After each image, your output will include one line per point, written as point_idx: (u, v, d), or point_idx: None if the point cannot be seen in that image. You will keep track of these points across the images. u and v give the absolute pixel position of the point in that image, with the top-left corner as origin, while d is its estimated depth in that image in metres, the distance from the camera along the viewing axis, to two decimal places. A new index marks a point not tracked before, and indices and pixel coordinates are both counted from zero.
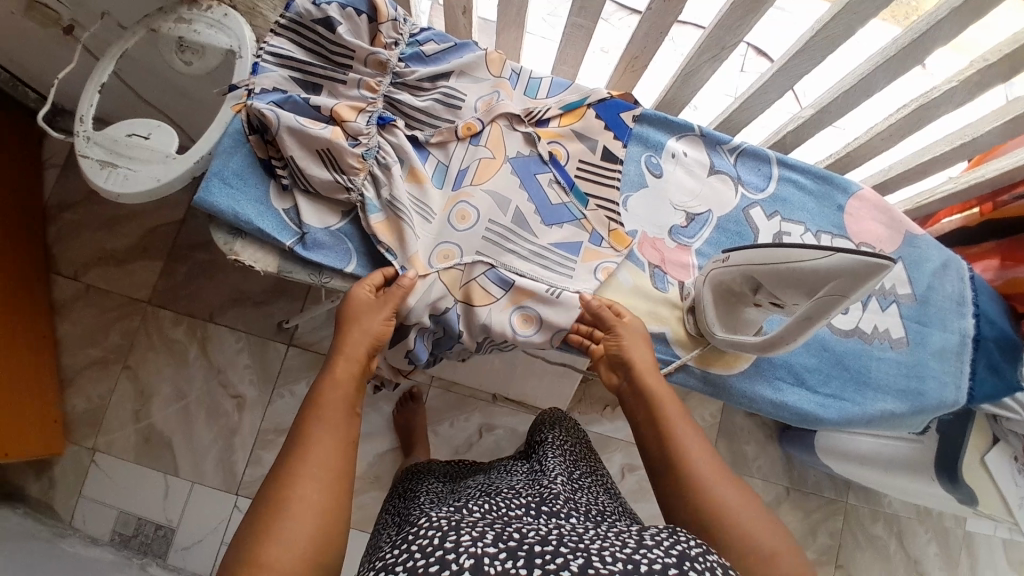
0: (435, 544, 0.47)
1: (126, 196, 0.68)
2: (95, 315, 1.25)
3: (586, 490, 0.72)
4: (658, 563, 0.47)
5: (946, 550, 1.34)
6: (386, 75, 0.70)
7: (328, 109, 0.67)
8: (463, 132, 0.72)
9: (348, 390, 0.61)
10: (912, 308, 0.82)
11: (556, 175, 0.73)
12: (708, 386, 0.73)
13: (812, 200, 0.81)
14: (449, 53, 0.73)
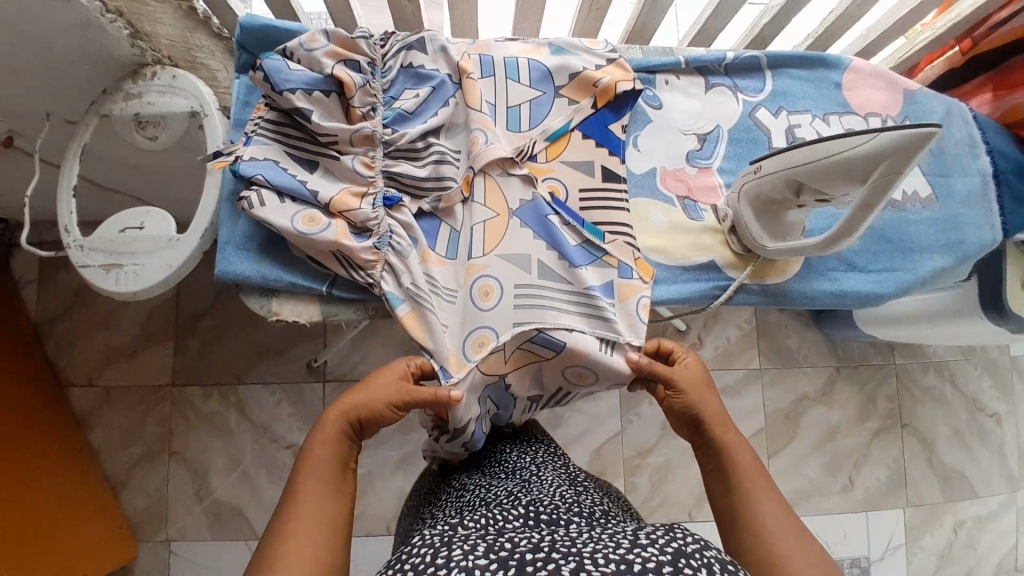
0: (426, 562, 0.45)
1: (143, 292, 0.64)
2: (124, 414, 1.22)
3: (591, 491, 0.67)
4: (651, 562, 0.43)
5: (997, 379, 1.38)
6: (376, 147, 0.65)
7: (329, 201, 0.63)
8: (465, 187, 0.68)
9: (340, 451, 0.59)
10: (931, 163, 0.82)
11: (565, 217, 0.69)
12: (770, 298, 0.73)
13: (810, 86, 0.80)
14: (430, 100, 0.68)
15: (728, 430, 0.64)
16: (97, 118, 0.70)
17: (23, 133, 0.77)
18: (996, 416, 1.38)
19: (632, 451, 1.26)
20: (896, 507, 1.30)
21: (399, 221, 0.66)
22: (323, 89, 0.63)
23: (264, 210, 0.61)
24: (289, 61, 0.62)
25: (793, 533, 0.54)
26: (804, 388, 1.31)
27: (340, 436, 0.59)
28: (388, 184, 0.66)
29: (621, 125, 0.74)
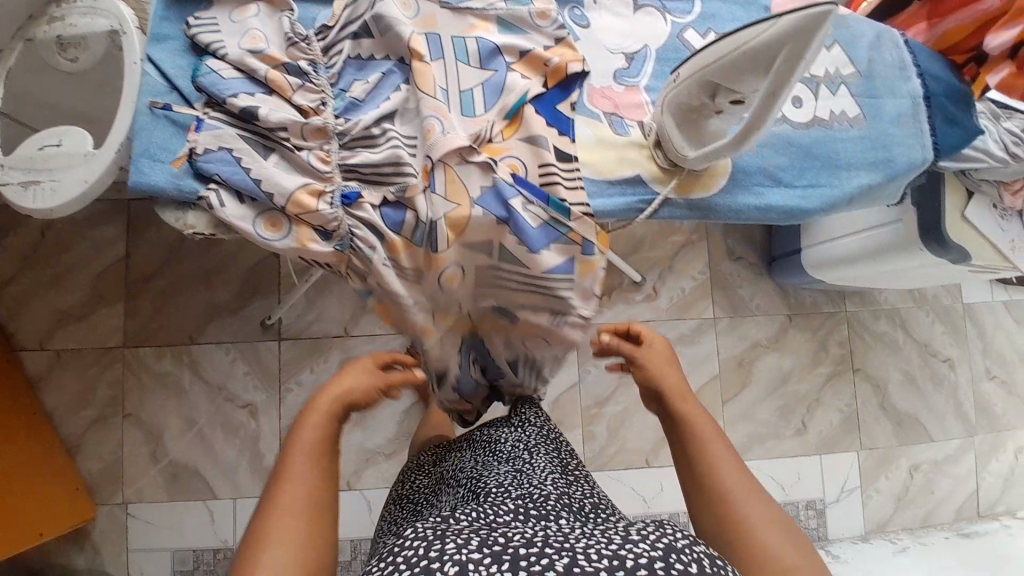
0: (419, 554, 0.46)
1: (62, 208, 0.64)
2: (77, 376, 1.20)
3: (582, 483, 0.73)
4: (643, 557, 0.45)
5: (950, 326, 1.40)
6: (330, 139, 0.66)
7: (287, 198, 0.64)
8: (424, 178, 0.67)
9: (329, 431, 0.57)
10: (860, 85, 0.83)
11: (527, 196, 0.68)
12: (694, 212, 0.74)
13: (738, 8, 0.82)
14: (378, 86, 0.68)
15: (687, 403, 0.66)
16: (22, 43, 0.70)
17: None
18: (948, 361, 1.39)
19: (590, 401, 1.28)
20: (850, 451, 1.32)
21: (364, 219, 0.66)
22: (261, 93, 0.65)
23: (236, 215, 0.64)
24: (222, 71, 0.64)
25: (760, 503, 0.56)
26: (759, 336, 1.32)
27: (330, 420, 0.57)
28: (347, 179, 0.67)
29: (570, 102, 0.72)
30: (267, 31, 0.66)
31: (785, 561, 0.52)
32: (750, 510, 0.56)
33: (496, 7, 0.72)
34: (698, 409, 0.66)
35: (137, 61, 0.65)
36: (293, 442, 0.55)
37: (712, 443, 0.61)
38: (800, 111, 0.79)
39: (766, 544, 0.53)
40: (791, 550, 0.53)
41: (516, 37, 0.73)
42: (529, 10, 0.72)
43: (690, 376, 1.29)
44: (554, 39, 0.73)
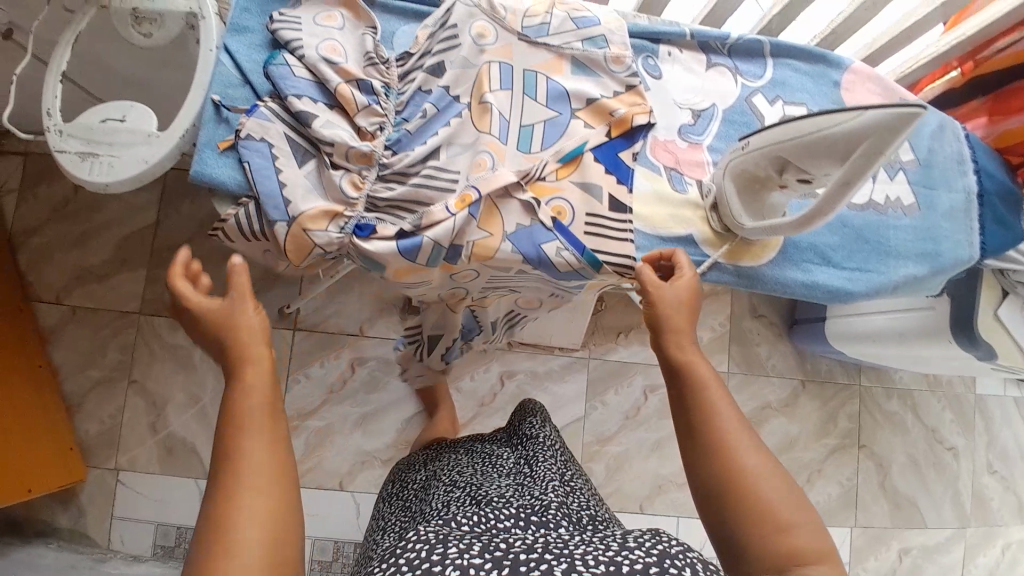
0: (422, 557, 0.53)
1: (115, 185, 0.64)
2: (88, 336, 1.20)
3: (577, 494, 0.86)
4: (638, 563, 0.52)
5: (960, 415, 1.38)
6: (371, 167, 0.66)
7: (301, 214, 0.62)
8: (457, 206, 0.65)
9: (266, 387, 0.55)
10: (917, 173, 0.83)
11: (563, 242, 0.69)
12: (742, 279, 0.74)
13: (808, 80, 0.81)
14: (433, 121, 0.68)
15: (684, 346, 0.63)
16: (95, 8, 0.69)
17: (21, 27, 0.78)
18: (953, 450, 1.38)
19: (593, 437, 1.29)
20: (844, 525, 1.31)
21: (368, 252, 0.64)
22: (324, 103, 0.65)
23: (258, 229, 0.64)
24: (294, 67, 0.65)
25: (761, 457, 0.56)
26: (769, 398, 1.32)
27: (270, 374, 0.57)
28: (369, 212, 0.66)
29: (632, 151, 0.73)
30: (348, 44, 0.67)
31: (790, 518, 0.53)
32: (753, 465, 0.55)
33: (572, 47, 0.73)
34: (698, 352, 0.64)
35: (212, 49, 0.65)
36: (233, 409, 0.53)
37: (711, 387, 0.60)
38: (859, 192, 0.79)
39: (772, 499, 0.54)
40: (792, 506, 0.54)
41: (588, 79, 0.73)
42: (605, 54, 0.73)
43: None
44: (626, 85, 0.74)
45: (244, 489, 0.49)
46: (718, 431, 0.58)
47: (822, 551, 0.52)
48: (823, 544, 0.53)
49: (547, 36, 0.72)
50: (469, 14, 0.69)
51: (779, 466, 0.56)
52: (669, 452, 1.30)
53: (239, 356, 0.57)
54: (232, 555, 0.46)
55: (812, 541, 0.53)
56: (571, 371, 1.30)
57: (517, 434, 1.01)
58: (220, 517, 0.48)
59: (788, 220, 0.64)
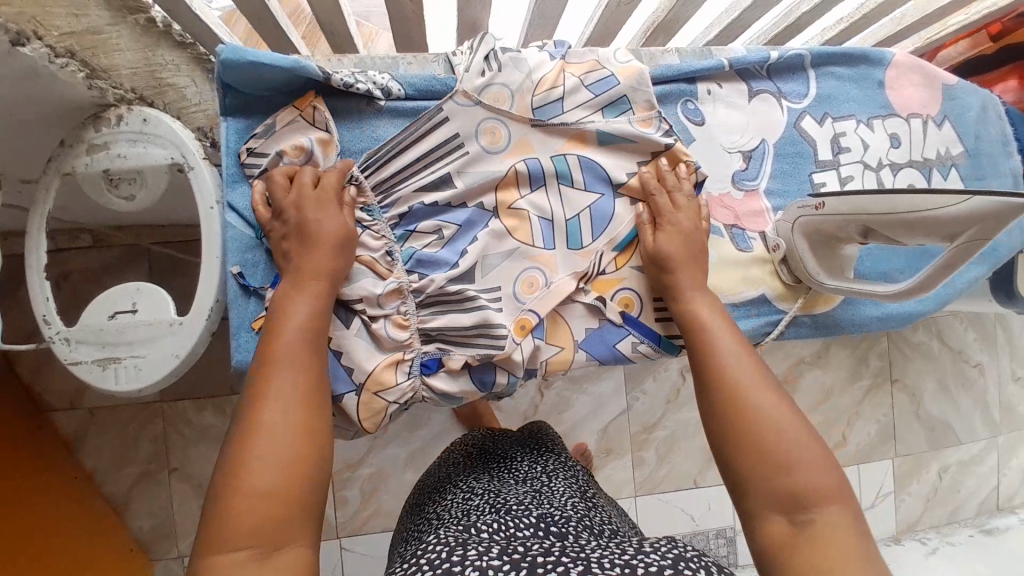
0: (442, 558, 0.50)
1: (149, 387, 0.58)
2: (115, 434, 1.15)
3: (600, 510, 0.72)
4: (655, 565, 0.48)
5: (982, 332, 1.41)
6: (407, 298, 0.62)
7: (365, 377, 0.60)
8: (519, 333, 0.63)
9: (317, 301, 0.53)
10: (967, 166, 0.79)
11: (638, 335, 0.67)
12: (819, 329, 0.72)
13: (852, 86, 0.75)
14: (459, 234, 0.64)
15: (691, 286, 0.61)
16: (59, 177, 0.61)
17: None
18: (979, 366, 1.41)
19: (638, 426, 1.29)
20: (885, 458, 1.35)
21: (441, 391, 0.63)
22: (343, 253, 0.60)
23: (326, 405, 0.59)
24: None
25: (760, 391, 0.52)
26: (801, 353, 1.32)
27: (318, 306, 0.53)
28: (427, 343, 0.63)
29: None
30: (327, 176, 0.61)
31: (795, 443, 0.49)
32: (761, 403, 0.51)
33: (592, 121, 0.66)
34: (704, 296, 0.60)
35: (213, 206, 0.58)
36: (275, 324, 0.51)
37: (715, 334, 0.57)
38: None
39: (780, 429, 0.50)
40: (799, 441, 0.49)
41: (621, 148, 0.68)
42: (631, 120, 0.67)
43: None
44: (663, 146, 0.67)
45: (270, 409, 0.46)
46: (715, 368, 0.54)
47: (830, 493, 0.47)
48: (828, 481, 0.47)
49: (562, 113, 0.66)
50: (475, 116, 0.63)
51: (787, 402, 0.52)
52: None
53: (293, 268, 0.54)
54: (253, 467, 0.44)
55: (824, 487, 0.47)
56: (607, 368, 1.28)
57: (536, 445, 0.86)
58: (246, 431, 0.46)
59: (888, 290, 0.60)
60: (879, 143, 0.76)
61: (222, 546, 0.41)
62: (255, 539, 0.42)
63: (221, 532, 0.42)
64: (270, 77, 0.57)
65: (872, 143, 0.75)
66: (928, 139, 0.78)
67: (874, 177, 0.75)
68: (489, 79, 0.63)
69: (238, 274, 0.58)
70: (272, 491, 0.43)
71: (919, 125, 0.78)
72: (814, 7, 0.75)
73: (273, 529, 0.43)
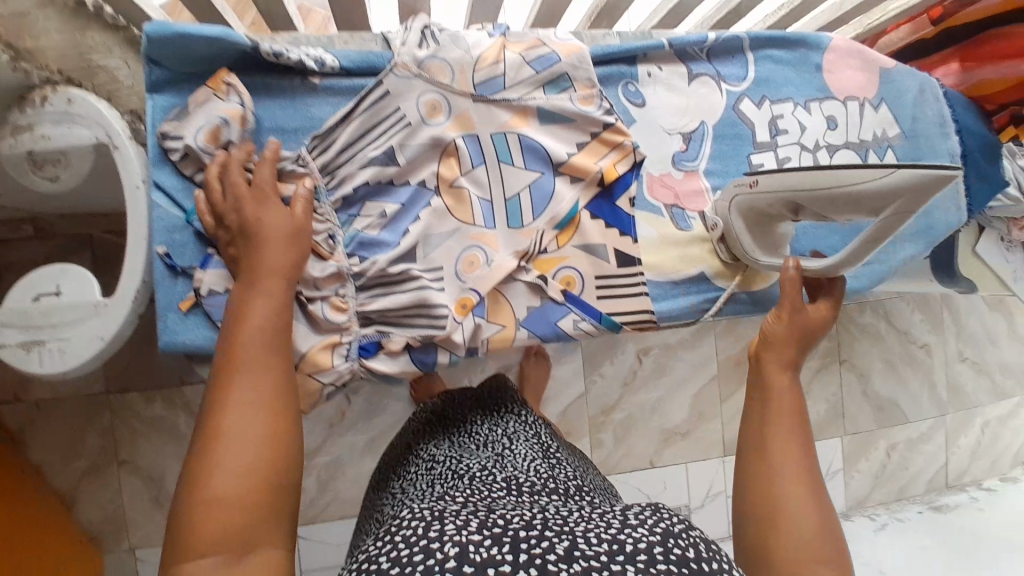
0: (417, 534, 0.49)
1: (77, 370, 0.57)
2: (61, 428, 1.12)
3: (563, 464, 0.74)
4: (643, 542, 0.48)
5: (928, 314, 1.45)
6: (346, 282, 0.61)
7: (300, 358, 0.60)
8: (459, 313, 0.63)
9: (279, 299, 0.51)
10: (904, 147, 0.82)
11: (579, 313, 0.68)
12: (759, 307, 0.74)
13: (791, 70, 0.77)
14: (401, 216, 0.64)
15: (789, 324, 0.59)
16: None
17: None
18: (925, 346, 1.45)
19: (596, 410, 1.29)
20: (836, 437, 1.39)
21: (381, 371, 0.62)
22: None
23: None
24: None
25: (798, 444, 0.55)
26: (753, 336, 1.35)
27: (283, 307, 0.51)
28: (366, 326, 0.63)
29: (630, 195, 0.70)
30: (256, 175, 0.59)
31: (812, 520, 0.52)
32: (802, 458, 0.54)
33: (534, 98, 0.67)
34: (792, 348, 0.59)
35: (139, 184, 0.57)
36: (235, 324, 0.49)
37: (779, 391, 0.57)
38: None
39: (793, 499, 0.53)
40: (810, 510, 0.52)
41: (559, 127, 0.68)
42: (572, 97, 0.67)
43: (690, 381, 1.33)
44: (602, 124, 0.68)
45: (237, 411, 0.46)
46: (780, 402, 0.57)
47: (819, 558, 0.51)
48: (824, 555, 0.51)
49: (503, 89, 0.66)
50: (416, 89, 0.63)
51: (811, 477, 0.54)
52: (668, 409, 1.32)
53: (246, 265, 0.52)
54: (219, 473, 0.44)
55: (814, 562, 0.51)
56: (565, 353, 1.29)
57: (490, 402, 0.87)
58: (213, 434, 0.45)
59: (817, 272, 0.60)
60: (816, 125, 0.77)
61: (195, 553, 0.42)
62: (224, 545, 0.43)
63: (188, 541, 0.42)
64: (195, 47, 0.56)
65: (809, 125, 0.76)
66: (865, 122, 0.80)
67: (811, 158, 0.76)
68: (430, 52, 0.63)
69: (162, 254, 0.57)
70: (238, 498, 0.44)
71: (856, 108, 0.80)
72: None
73: (242, 536, 0.43)
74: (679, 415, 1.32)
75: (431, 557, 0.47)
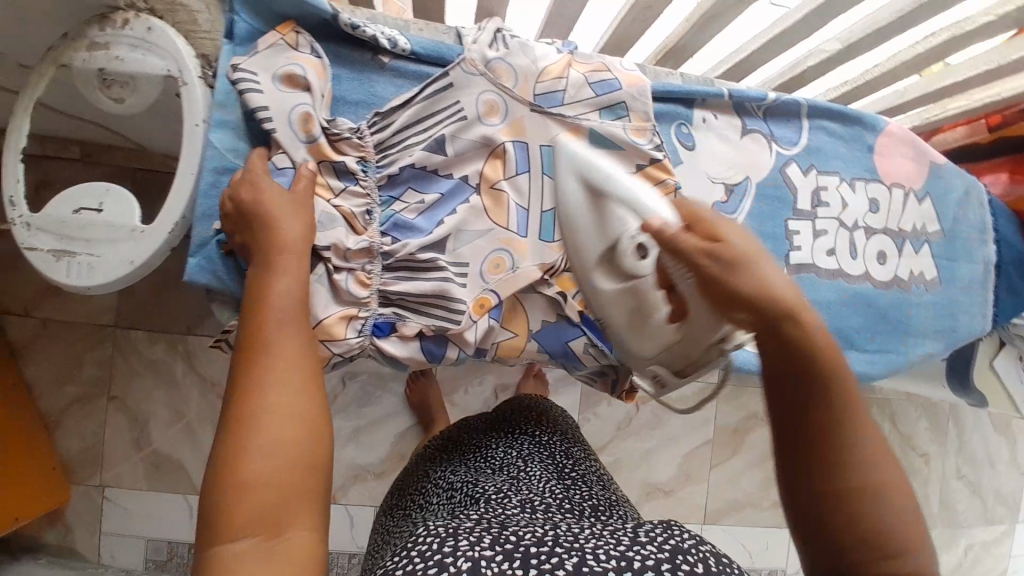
0: (433, 549, 0.50)
1: (99, 287, 0.58)
2: (62, 350, 1.14)
3: (580, 484, 0.75)
4: (649, 559, 0.50)
5: (935, 423, 1.42)
6: (374, 259, 0.62)
7: (317, 323, 0.60)
8: (477, 312, 0.64)
9: (296, 284, 0.54)
10: (941, 245, 0.82)
11: (591, 337, 0.69)
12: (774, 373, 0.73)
13: (842, 145, 0.78)
14: (438, 207, 0.65)
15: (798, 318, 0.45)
16: (54, 67, 0.61)
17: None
18: (926, 456, 1.42)
19: None
20: None
21: (390, 352, 0.63)
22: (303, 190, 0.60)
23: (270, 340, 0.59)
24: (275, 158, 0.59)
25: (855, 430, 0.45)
26: (754, 407, 1.34)
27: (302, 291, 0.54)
28: (384, 306, 0.63)
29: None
30: (289, 134, 0.59)
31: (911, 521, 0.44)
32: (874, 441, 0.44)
33: (590, 119, 0.68)
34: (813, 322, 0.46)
35: (199, 122, 0.59)
36: (259, 308, 0.52)
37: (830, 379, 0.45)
38: (885, 268, 0.79)
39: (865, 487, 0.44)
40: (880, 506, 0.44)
41: (608, 154, 0.68)
42: (626, 126, 0.68)
43: (684, 438, 1.31)
44: (650, 158, 0.68)
45: (265, 396, 0.49)
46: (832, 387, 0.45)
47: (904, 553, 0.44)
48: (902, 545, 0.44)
49: (562, 104, 0.67)
50: (478, 87, 0.65)
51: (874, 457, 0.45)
52: (657, 462, 1.30)
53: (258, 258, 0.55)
54: (255, 451, 0.47)
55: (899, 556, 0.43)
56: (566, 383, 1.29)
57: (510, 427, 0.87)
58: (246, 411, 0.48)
59: (691, 314, 0.51)
60: (858, 204, 0.77)
61: (232, 533, 0.45)
62: (260, 524, 0.45)
63: (226, 523, 0.45)
64: (284, 10, 0.60)
65: (852, 202, 0.77)
66: (906, 212, 0.80)
67: (848, 236, 0.77)
68: (499, 54, 0.65)
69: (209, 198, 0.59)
70: (280, 477, 0.47)
71: (900, 196, 0.80)
72: (821, 62, 0.79)
73: (275, 517, 0.46)
74: (666, 470, 1.30)
75: (444, 571, 0.48)
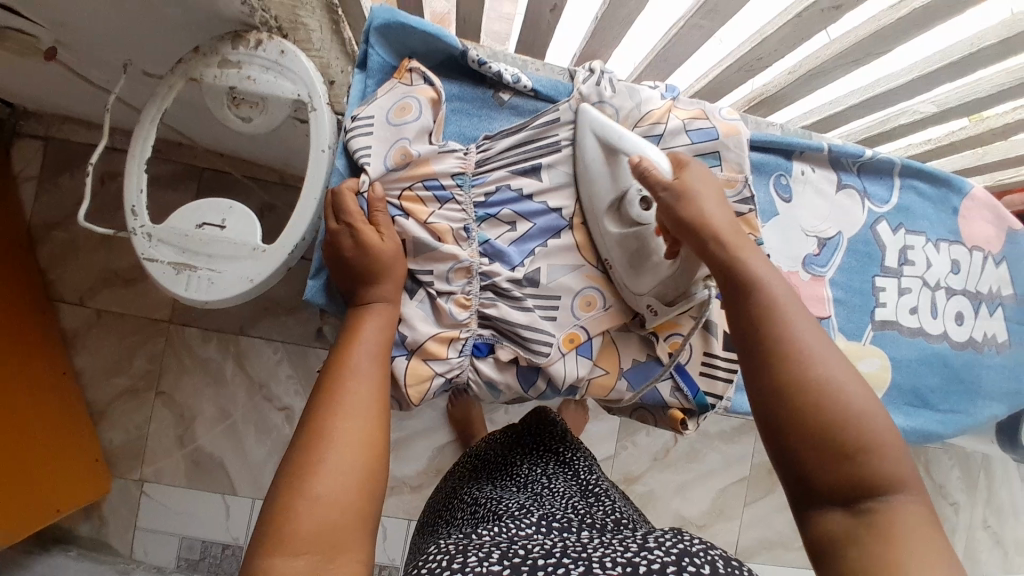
0: (443, 565, 0.47)
1: (215, 302, 0.59)
2: (113, 342, 1.14)
3: (603, 501, 0.71)
4: (655, 564, 0.46)
5: (966, 474, 1.44)
6: (472, 280, 0.62)
7: (416, 345, 0.60)
8: (566, 346, 0.65)
9: (387, 326, 0.56)
10: (1014, 309, 0.84)
11: (680, 383, 0.69)
12: None
13: (930, 205, 0.79)
14: (529, 237, 0.65)
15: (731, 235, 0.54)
16: (183, 81, 0.61)
17: (68, 48, 0.68)
18: (955, 506, 1.43)
19: (619, 475, 1.28)
20: None
21: (488, 374, 0.64)
22: (397, 215, 0.60)
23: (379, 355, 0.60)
24: (366, 186, 0.58)
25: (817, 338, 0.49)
26: None
27: (386, 328, 0.55)
28: (483, 327, 0.63)
29: None
30: (381, 165, 0.58)
31: (867, 417, 0.46)
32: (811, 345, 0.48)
33: None
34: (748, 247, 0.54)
35: (325, 149, 0.59)
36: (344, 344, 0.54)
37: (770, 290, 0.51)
38: (961, 328, 0.81)
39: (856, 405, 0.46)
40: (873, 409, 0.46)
41: None
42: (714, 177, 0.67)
43: (720, 473, 1.32)
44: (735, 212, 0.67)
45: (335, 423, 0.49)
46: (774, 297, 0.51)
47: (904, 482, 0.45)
48: (897, 470, 0.45)
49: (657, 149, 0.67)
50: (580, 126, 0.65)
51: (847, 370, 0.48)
52: (692, 495, 1.30)
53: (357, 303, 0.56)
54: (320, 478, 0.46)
55: (892, 465, 0.45)
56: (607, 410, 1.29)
57: (529, 443, 0.83)
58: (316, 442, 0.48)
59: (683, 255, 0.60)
60: (941, 264, 0.79)
61: (288, 550, 0.43)
62: (314, 548, 0.44)
63: (280, 539, 0.43)
64: (413, 47, 0.61)
65: (935, 262, 0.79)
66: (984, 274, 0.82)
67: (930, 295, 0.79)
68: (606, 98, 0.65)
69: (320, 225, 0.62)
70: (336, 503, 0.45)
71: (980, 259, 0.82)
72: (913, 121, 0.79)
73: (334, 534, 0.45)
74: (701, 503, 1.31)
75: None
